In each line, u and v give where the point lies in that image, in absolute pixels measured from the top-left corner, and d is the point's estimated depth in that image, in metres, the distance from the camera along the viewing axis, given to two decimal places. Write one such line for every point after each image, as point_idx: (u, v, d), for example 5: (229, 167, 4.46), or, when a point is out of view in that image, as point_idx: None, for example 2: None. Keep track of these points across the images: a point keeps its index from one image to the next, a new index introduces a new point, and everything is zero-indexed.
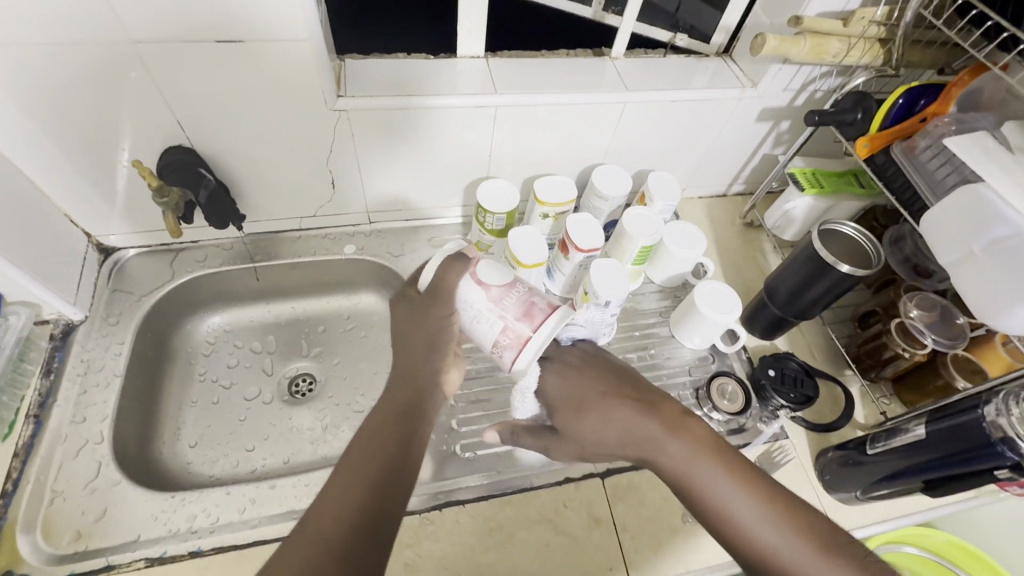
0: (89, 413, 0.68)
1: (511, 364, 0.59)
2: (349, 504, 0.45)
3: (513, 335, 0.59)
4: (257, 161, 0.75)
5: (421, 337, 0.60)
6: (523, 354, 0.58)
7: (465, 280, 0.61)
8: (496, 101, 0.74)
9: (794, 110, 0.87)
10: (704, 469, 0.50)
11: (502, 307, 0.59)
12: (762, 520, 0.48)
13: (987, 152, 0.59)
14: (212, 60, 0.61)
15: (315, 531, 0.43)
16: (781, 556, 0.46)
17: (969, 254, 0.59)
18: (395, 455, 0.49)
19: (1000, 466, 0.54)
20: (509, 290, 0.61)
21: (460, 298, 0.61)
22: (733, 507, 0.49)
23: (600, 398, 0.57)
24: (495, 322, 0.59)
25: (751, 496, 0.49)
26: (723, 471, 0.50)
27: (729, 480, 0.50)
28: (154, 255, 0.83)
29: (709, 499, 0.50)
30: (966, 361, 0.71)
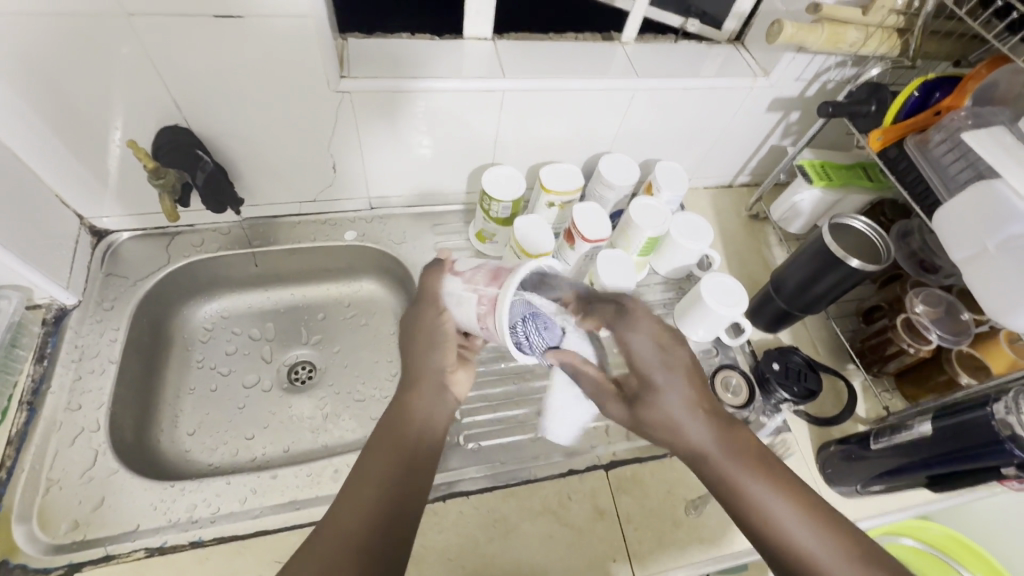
0: (84, 400, 0.67)
1: (495, 328, 0.55)
2: (359, 524, 0.46)
3: (485, 299, 0.56)
4: (257, 143, 0.73)
5: (419, 340, 0.59)
6: (496, 313, 0.54)
7: (445, 277, 0.60)
8: (504, 86, 0.72)
9: (805, 100, 0.86)
10: (753, 472, 0.49)
11: (473, 282, 0.58)
12: (800, 525, 0.47)
13: (1005, 148, 0.58)
14: (211, 36, 0.59)
15: (328, 553, 0.44)
16: (816, 562, 0.46)
17: (983, 251, 0.59)
18: (400, 471, 0.50)
19: (1007, 463, 0.54)
20: (478, 269, 0.60)
21: (444, 295, 0.60)
22: (776, 513, 0.47)
23: (675, 398, 0.51)
24: (471, 297, 0.57)
25: (793, 503, 0.48)
26: (766, 476, 0.49)
27: (773, 485, 0.49)
28: (147, 240, 0.81)
29: (754, 501, 0.48)
30: (970, 358, 0.71)
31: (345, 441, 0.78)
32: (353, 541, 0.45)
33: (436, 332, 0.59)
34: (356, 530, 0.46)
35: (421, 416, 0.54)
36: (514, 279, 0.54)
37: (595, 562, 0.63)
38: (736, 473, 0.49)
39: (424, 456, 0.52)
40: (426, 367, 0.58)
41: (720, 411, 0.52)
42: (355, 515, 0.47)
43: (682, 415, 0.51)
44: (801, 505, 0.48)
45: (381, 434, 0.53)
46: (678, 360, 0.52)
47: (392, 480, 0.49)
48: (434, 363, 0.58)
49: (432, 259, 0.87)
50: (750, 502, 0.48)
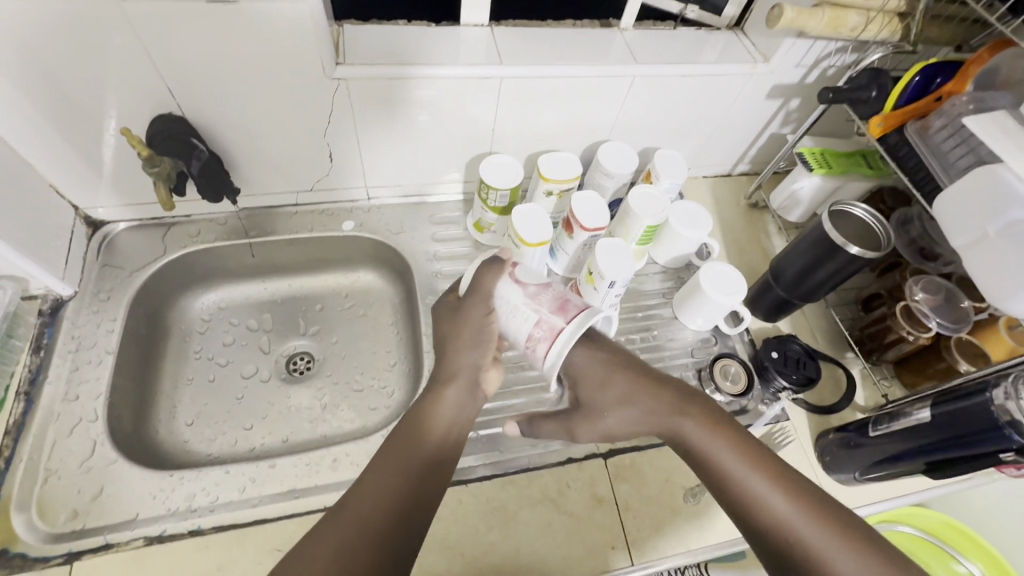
0: (82, 391, 0.66)
1: (544, 357, 0.56)
2: (389, 502, 0.46)
3: (546, 327, 0.57)
4: (252, 132, 0.72)
5: (461, 335, 0.60)
6: (553, 346, 0.56)
7: (504, 279, 0.61)
8: (501, 73, 0.72)
9: (805, 87, 0.85)
10: (726, 445, 0.52)
11: (538, 302, 0.59)
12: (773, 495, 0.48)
13: (1006, 132, 0.57)
14: (203, 22, 0.58)
15: (357, 528, 0.44)
16: (787, 530, 0.47)
17: (983, 236, 0.59)
18: (429, 456, 0.50)
19: (1006, 449, 0.54)
20: (544, 288, 0.60)
21: (497, 297, 0.61)
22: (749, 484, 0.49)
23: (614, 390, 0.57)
24: (530, 316, 0.58)
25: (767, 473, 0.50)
26: (740, 448, 0.51)
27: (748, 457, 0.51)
28: (146, 229, 0.80)
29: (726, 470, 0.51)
30: (969, 345, 0.71)
31: (344, 431, 0.79)
32: (382, 518, 0.45)
33: (478, 330, 0.60)
34: (384, 508, 0.45)
35: (452, 407, 0.55)
36: (582, 325, 0.56)
37: (594, 549, 0.64)
38: (709, 446, 0.52)
39: (450, 446, 0.53)
40: (461, 362, 0.59)
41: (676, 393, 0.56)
42: (385, 493, 0.46)
43: (642, 408, 0.56)
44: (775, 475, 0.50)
45: (413, 420, 0.53)
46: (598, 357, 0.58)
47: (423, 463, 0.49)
48: (470, 360, 0.59)
49: (430, 249, 0.86)
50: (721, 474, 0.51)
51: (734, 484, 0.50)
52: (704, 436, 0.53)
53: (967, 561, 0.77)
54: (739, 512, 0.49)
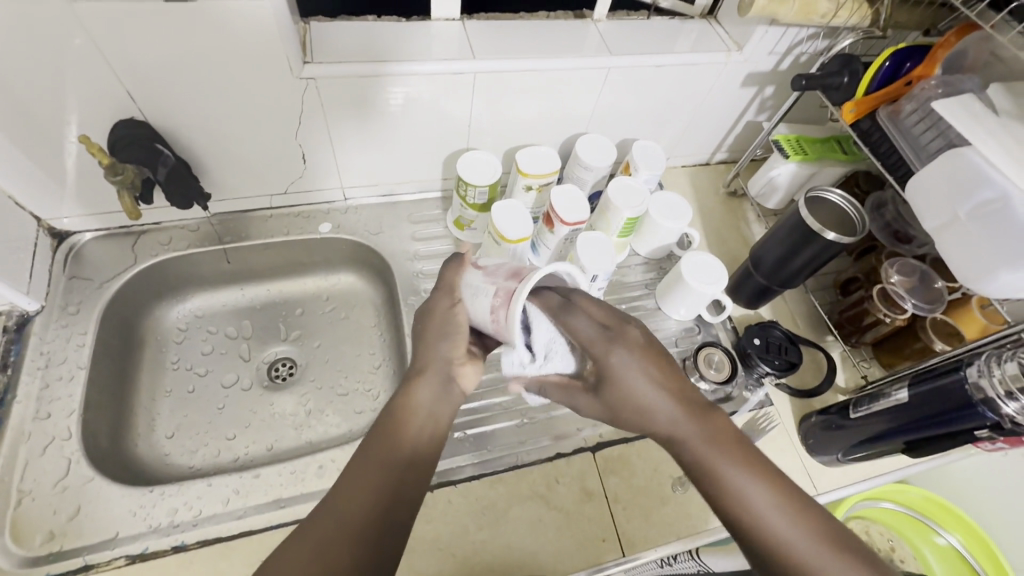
0: (53, 409, 0.64)
1: (505, 321, 0.53)
2: (359, 509, 0.43)
3: (501, 292, 0.55)
4: (220, 135, 0.70)
5: (430, 332, 0.57)
6: (510, 305, 0.53)
7: (465, 269, 0.61)
8: (474, 68, 0.71)
9: (779, 74, 0.85)
10: (729, 456, 0.45)
11: (494, 276, 0.57)
12: (784, 521, 0.42)
13: (974, 115, 0.58)
14: (163, 24, 0.56)
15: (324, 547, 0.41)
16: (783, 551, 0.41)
17: (954, 219, 0.60)
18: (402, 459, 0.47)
19: (980, 425, 0.56)
20: (501, 265, 0.59)
21: (462, 286, 0.59)
22: (756, 506, 0.43)
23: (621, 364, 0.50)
24: (489, 291, 0.57)
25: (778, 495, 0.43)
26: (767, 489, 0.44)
27: (757, 475, 0.44)
28: (114, 239, 0.78)
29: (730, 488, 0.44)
30: (944, 325, 0.73)
31: (330, 437, 0.78)
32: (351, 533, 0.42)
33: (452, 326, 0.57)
34: (353, 522, 0.43)
35: (427, 403, 0.51)
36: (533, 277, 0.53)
37: (584, 544, 0.64)
38: (708, 457, 0.46)
39: (426, 448, 0.49)
40: (433, 356, 0.55)
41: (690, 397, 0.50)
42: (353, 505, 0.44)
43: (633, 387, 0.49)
44: (782, 493, 0.44)
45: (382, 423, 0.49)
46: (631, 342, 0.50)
47: (393, 471, 0.46)
48: (444, 354, 0.55)
49: (410, 249, 0.85)
50: (715, 479, 0.45)
51: (739, 505, 0.44)
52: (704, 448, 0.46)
53: (946, 532, 0.80)
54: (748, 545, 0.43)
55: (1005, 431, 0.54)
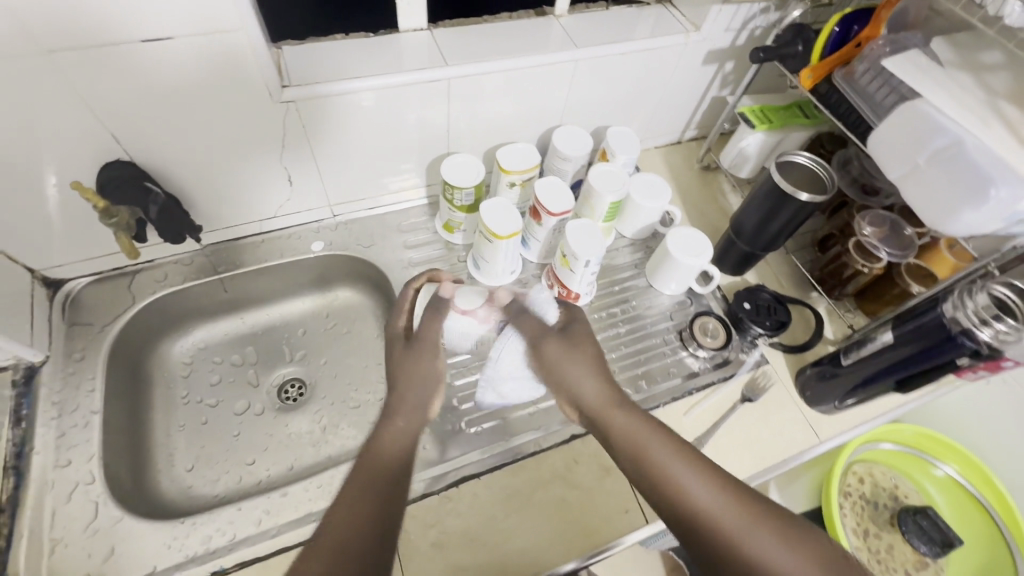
0: (73, 455, 0.65)
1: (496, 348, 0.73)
2: (360, 517, 0.47)
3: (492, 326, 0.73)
4: (205, 167, 0.71)
5: (407, 372, 0.63)
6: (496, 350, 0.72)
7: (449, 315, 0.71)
8: (447, 74, 0.73)
9: (737, 49, 0.89)
10: (641, 427, 0.54)
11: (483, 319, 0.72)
12: (682, 471, 0.50)
13: (921, 69, 0.62)
14: (141, 63, 0.57)
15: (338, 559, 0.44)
16: (698, 510, 0.48)
17: (914, 167, 0.63)
18: (387, 488, 0.51)
19: (961, 355, 0.60)
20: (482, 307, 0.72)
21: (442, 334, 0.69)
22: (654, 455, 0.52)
23: (583, 364, 0.61)
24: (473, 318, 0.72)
25: (676, 451, 0.52)
26: (693, 466, 0.51)
27: (656, 434, 0.54)
28: (109, 281, 0.78)
29: (650, 462, 0.52)
30: (917, 268, 0.77)
31: (348, 449, 0.79)
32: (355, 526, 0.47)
33: (428, 370, 0.64)
34: (345, 546, 0.45)
35: (403, 433, 0.56)
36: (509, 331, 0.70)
37: (608, 516, 0.67)
38: (629, 430, 0.54)
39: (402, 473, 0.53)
40: (410, 397, 0.61)
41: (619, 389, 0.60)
42: (345, 515, 0.47)
43: (590, 379, 0.60)
44: (697, 466, 0.51)
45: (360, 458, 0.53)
46: (585, 345, 0.63)
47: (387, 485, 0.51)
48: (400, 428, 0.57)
49: (404, 257, 0.87)
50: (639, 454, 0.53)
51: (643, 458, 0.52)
52: (622, 423, 0.55)
53: (944, 464, 0.90)
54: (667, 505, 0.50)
55: (983, 356, 0.59)
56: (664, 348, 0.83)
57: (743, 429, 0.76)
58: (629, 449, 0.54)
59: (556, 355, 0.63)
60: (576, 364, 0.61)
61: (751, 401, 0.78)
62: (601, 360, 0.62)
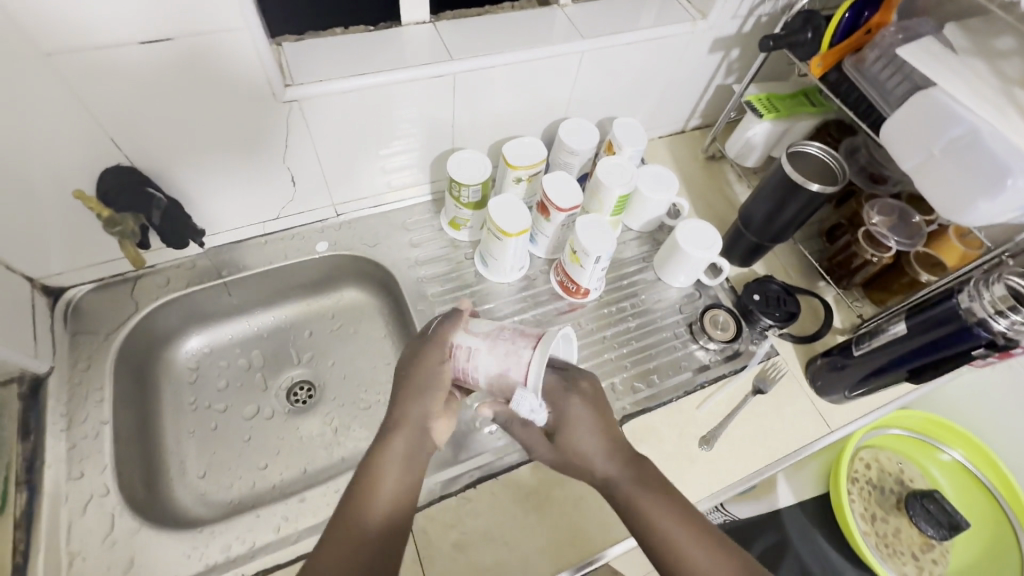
0: (86, 467, 0.64)
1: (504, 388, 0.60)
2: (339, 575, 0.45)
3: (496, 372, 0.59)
4: (208, 170, 0.69)
5: (412, 385, 0.58)
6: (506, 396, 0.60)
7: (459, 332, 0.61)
8: (452, 69, 0.71)
9: (743, 37, 0.88)
10: (654, 501, 0.53)
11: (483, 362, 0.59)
12: (699, 551, 0.50)
13: (936, 57, 0.61)
14: (141, 66, 0.55)
15: None
16: None
17: (929, 157, 0.63)
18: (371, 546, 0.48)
19: (977, 345, 0.60)
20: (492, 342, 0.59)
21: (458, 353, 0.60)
22: (665, 533, 0.51)
23: (590, 426, 0.57)
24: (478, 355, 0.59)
25: (690, 524, 0.52)
26: (704, 543, 0.50)
27: (670, 506, 0.53)
28: (111, 288, 0.76)
29: (665, 537, 0.51)
30: (925, 257, 0.77)
31: (361, 451, 0.79)
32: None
33: (442, 412, 0.58)
34: None
35: (398, 464, 0.52)
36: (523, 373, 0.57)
37: None
38: (642, 504, 0.53)
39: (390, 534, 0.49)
40: (410, 412, 0.56)
41: (628, 449, 0.57)
42: (338, 564, 0.46)
43: (602, 439, 0.56)
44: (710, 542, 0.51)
45: (341, 514, 0.49)
46: (593, 404, 0.58)
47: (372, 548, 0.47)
48: (398, 449, 0.53)
49: (411, 256, 0.86)
50: (648, 527, 0.52)
51: (657, 535, 0.51)
52: (637, 491, 0.54)
53: (950, 449, 0.91)
54: None
55: (999, 347, 0.59)
56: (674, 342, 0.83)
57: (754, 421, 0.77)
58: (643, 522, 0.52)
59: (562, 416, 0.57)
60: (586, 425, 0.57)
61: (762, 392, 0.77)
62: (607, 415, 0.59)
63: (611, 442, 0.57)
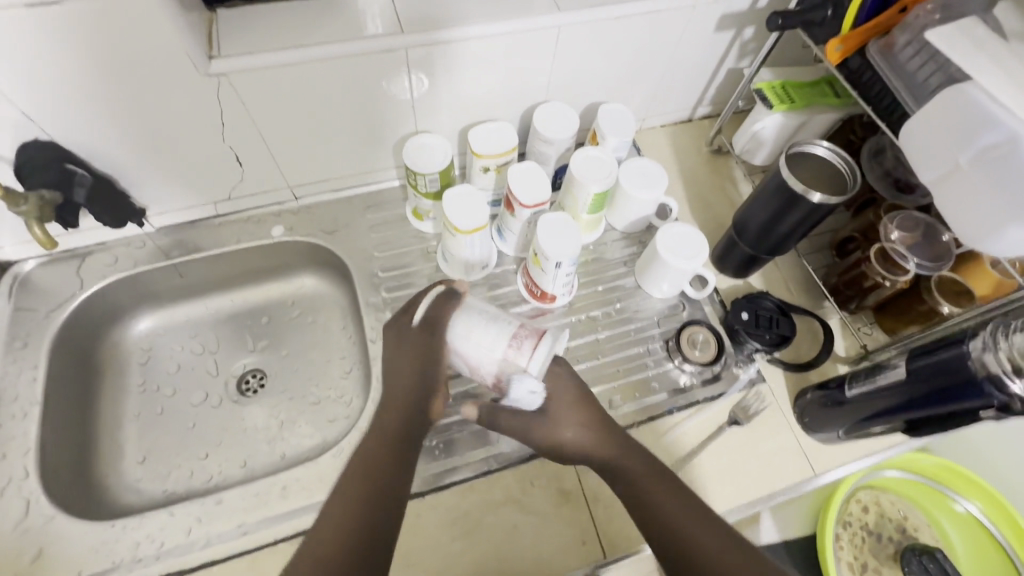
0: (9, 449, 0.63)
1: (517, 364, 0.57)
2: (338, 536, 0.45)
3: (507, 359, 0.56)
4: (141, 147, 0.65)
5: (411, 360, 0.58)
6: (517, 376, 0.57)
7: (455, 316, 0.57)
8: (405, 43, 0.63)
9: (757, 13, 0.76)
10: (650, 481, 0.53)
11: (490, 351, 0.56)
12: (697, 527, 0.49)
13: (977, 44, 0.49)
14: (41, 35, 0.50)
15: None
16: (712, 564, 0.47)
17: (954, 169, 0.51)
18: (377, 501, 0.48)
19: (986, 406, 0.50)
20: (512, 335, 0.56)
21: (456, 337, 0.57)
22: (686, 525, 0.50)
23: (574, 424, 0.58)
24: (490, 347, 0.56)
25: (686, 504, 0.51)
26: (699, 520, 0.50)
27: (667, 490, 0.52)
28: (59, 263, 0.74)
29: (666, 521, 0.50)
30: (951, 282, 0.65)
31: (303, 449, 0.76)
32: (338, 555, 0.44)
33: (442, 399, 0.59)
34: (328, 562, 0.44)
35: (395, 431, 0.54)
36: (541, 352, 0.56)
37: (563, 549, 0.61)
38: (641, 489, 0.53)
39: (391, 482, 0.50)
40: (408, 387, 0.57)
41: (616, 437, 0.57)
42: (335, 531, 0.46)
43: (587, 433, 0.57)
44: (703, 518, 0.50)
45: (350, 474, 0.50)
46: (572, 402, 0.59)
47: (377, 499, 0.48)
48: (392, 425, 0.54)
49: (370, 245, 0.80)
50: (650, 516, 0.51)
51: (658, 516, 0.51)
52: (639, 478, 0.54)
53: (965, 500, 0.79)
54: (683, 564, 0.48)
55: (1013, 412, 0.48)
56: (647, 359, 0.74)
57: (727, 456, 0.68)
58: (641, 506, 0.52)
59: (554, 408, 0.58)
60: (570, 430, 0.58)
61: (738, 425, 0.70)
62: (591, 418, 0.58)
63: (595, 435, 0.57)
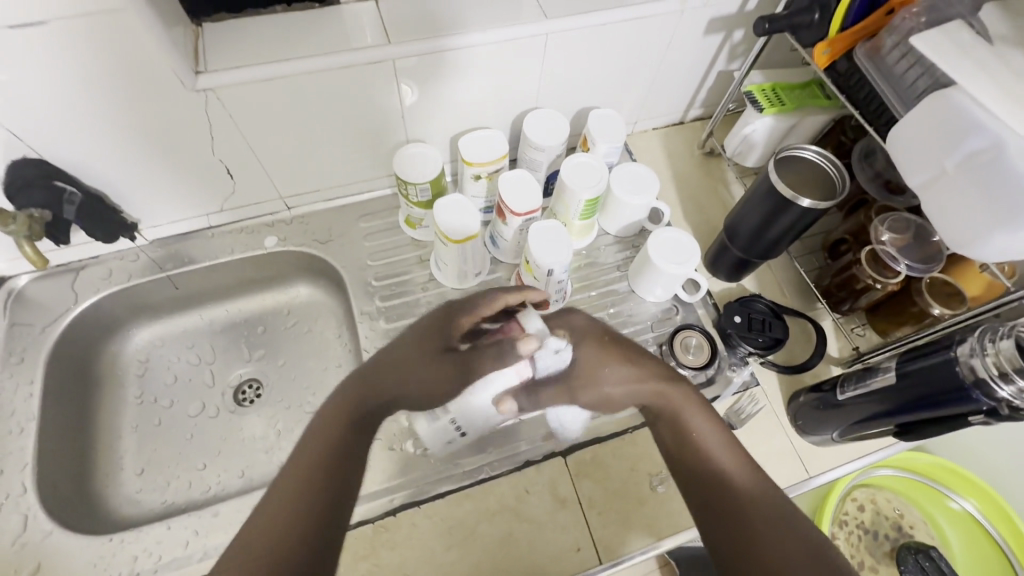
0: (7, 464, 0.63)
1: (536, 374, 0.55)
2: (278, 523, 0.42)
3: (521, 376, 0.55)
4: (131, 161, 0.65)
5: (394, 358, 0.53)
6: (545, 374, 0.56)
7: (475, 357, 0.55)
8: (393, 53, 0.63)
9: (746, 16, 0.76)
10: (695, 420, 0.54)
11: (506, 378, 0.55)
12: (736, 472, 0.51)
13: (963, 49, 0.49)
14: (23, 54, 0.50)
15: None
16: (742, 510, 0.48)
17: (941, 173, 0.52)
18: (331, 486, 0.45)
19: (976, 411, 0.50)
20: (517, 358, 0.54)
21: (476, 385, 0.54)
22: (728, 470, 0.51)
23: (617, 368, 0.55)
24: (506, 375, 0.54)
25: (726, 446, 0.53)
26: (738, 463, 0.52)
27: (711, 433, 0.53)
28: (54, 277, 0.75)
29: (705, 464, 0.52)
30: (942, 284, 0.65)
31: None
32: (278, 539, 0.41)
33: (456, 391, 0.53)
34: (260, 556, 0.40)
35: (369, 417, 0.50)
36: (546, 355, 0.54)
37: (558, 556, 0.61)
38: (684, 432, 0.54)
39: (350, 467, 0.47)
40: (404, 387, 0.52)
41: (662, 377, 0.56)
42: (275, 518, 0.42)
43: (629, 378, 0.55)
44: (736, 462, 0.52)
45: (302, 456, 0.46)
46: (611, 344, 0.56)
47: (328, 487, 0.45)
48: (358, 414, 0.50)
49: (364, 254, 0.80)
50: (688, 455, 0.53)
51: (699, 459, 0.52)
52: (688, 421, 0.54)
53: (961, 498, 0.80)
54: (716, 507, 0.49)
55: (1002, 416, 0.49)
56: None
57: None
58: (682, 449, 0.53)
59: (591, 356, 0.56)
60: (611, 372, 0.55)
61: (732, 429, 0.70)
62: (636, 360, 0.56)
63: (639, 380, 0.55)
